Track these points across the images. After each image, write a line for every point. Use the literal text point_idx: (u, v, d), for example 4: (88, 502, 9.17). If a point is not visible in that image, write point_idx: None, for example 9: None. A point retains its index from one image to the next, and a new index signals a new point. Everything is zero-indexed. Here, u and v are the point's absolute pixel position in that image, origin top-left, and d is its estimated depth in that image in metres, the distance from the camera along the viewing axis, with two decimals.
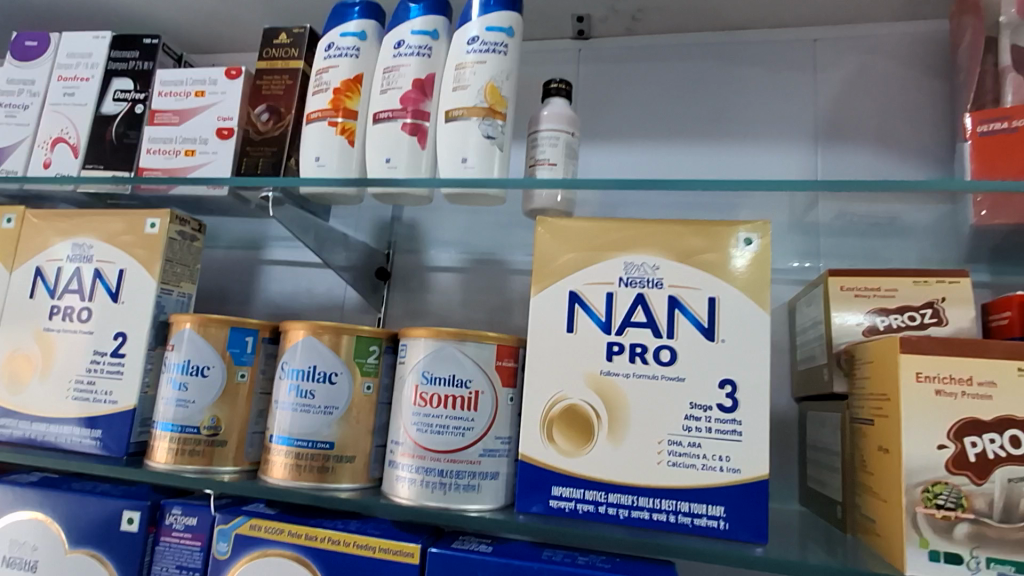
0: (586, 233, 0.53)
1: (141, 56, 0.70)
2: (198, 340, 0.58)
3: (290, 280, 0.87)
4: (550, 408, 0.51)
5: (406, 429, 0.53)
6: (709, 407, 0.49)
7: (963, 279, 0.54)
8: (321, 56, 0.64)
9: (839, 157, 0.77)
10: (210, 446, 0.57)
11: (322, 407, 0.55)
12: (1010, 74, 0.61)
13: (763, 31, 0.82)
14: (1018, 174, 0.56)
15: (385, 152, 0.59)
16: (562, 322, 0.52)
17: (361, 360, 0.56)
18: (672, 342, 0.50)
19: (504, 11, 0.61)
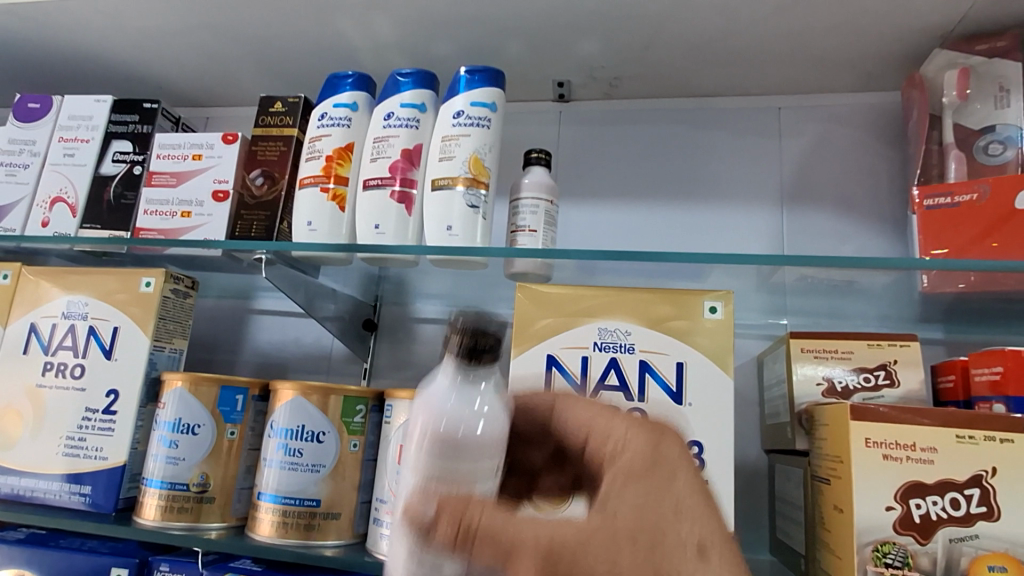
0: (563, 299, 0.57)
1: (140, 120, 0.73)
2: (189, 399, 0.60)
3: (279, 329, 0.89)
4: None
5: (391, 488, 0.55)
6: None
7: (912, 343, 0.58)
8: (314, 124, 0.68)
9: (803, 219, 0.82)
10: (199, 503, 0.59)
11: (310, 465, 0.57)
12: (953, 151, 0.66)
13: (730, 98, 0.88)
14: (961, 246, 0.61)
15: (374, 219, 0.63)
16: (539, 385, 0.55)
17: (348, 419, 0.59)
18: (643, 405, 0.53)
19: (487, 87, 0.65)
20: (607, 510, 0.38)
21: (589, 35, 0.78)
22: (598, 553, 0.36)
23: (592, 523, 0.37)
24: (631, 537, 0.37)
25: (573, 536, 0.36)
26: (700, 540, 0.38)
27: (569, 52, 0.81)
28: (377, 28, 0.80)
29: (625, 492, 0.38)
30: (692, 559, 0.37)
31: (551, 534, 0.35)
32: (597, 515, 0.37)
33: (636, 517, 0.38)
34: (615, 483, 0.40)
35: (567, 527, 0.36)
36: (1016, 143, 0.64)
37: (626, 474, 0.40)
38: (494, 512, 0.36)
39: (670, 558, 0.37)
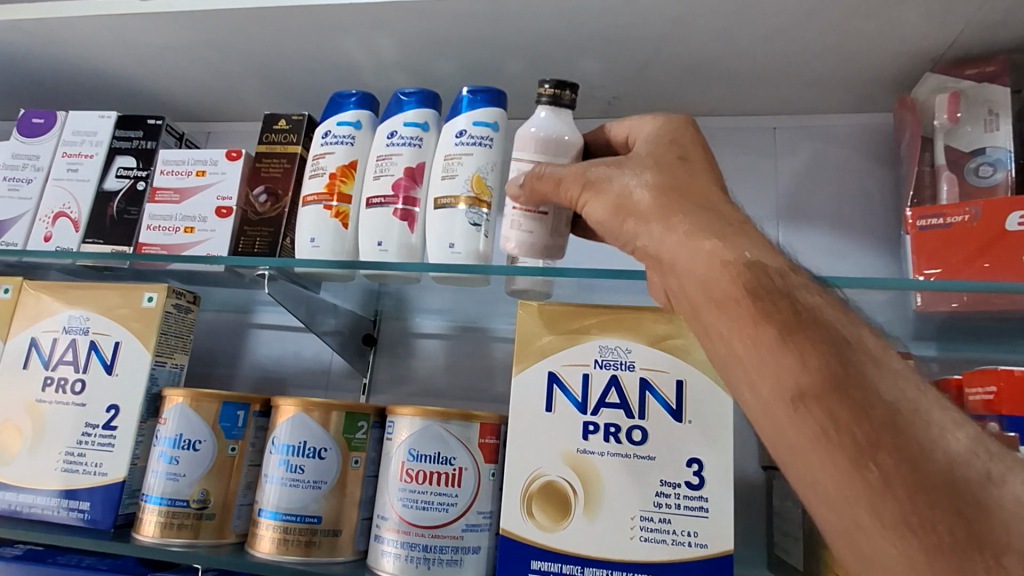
0: (563, 317, 0.57)
1: (144, 135, 0.74)
2: (190, 414, 0.61)
3: (278, 344, 0.90)
4: (529, 484, 0.54)
5: (392, 504, 0.55)
6: (679, 485, 0.52)
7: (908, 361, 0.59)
8: (318, 142, 0.69)
9: (798, 237, 0.83)
10: (198, 519, 0.59)
11: (311, 482, 0.57)
12: (945, 172, 0.68)
13: (726, 118, 0.89)
14: (953, 266, 0.62)
15: (377, 236, 0.63)
16: (540, 402, 0.55)
17: (350, 435, 0.59)
18: (643, 422, 0.54)
19: (490, 107, 0.66)
20: (718, 220, 0.47)
21: (589, 56, 0.79)
22: (807, 361, 0.39)
23: (672, 211, 0.48)
24: (800, 282, 0.43)
25: (759, 341, 0.41)
26: (918, 390, 0.39)
27: (569, 71, 0.83)
28: (380, 47, 0.81)
29: (844, 317, 0.41)
30: (909, 396, 0.38)
31: (707, 256, 0.45)
32: (828, 316, 0.41)
33: (695, 196, 0.50)
34: (669, 178, 0.51)
35: (713, 241, 0.45)
36: (1006, 166, 0.65)
37: (699, 184, 0.51)
38: (593, 171, 0.53)
39: (888, 384, 0.38)
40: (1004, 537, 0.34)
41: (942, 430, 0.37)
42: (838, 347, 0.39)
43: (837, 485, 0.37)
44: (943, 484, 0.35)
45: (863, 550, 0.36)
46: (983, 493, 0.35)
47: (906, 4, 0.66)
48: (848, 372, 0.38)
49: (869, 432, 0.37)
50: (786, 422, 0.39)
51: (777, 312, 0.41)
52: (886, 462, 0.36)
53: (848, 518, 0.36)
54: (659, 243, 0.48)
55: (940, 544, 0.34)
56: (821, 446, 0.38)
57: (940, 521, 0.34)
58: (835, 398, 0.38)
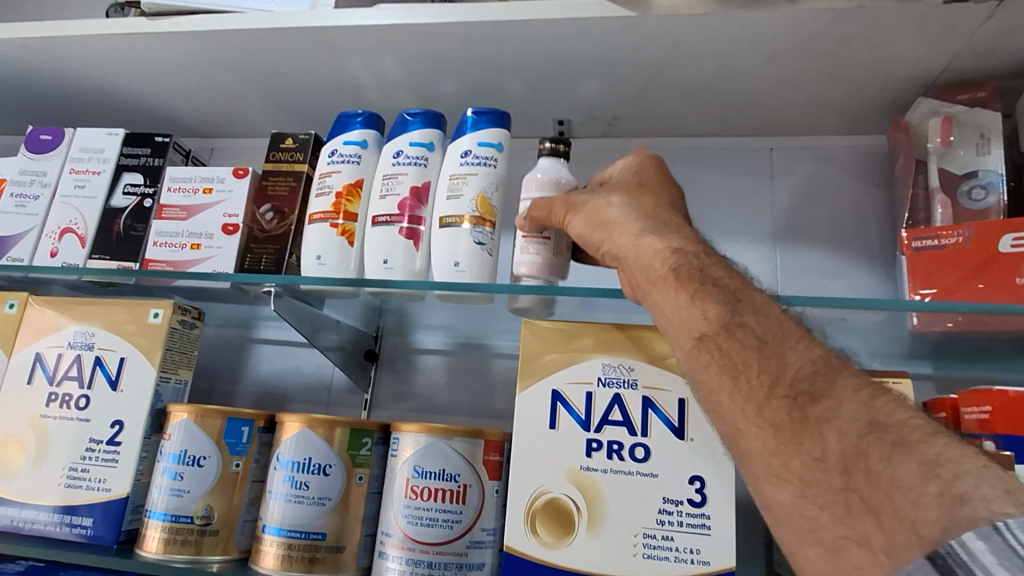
0: (566, 335, 0.58)
1: (152, 153, 0.75)
2: (194, 430, 0.61)
3: (280, 359, 0.90)
4: (533, 502, 0.54)
5: (396, 521, 0.55)
6: (681, 502, 0.53)
7: (905, 378, 0.60)
8: (324, 161, 0.70)
9: (795, 256, 0.84)
10: (201, 535, 0.59)
11: (316, 498, 0.57)
12: (940, 195, 0.69)
13: (724, 139, 0.91)
14: (948, 287, 0.63)
15: (382, 254, 0.64)
16: (545, 419, 0.56)
17: (354, 452, 0.59)
18: (646, 440, 0.55)
19: (494, 128, 0.67)
20: (666, 226, 0.54)
21: (590, 78, 0.81)
22: (713, 321, 0.45)
23: (636, 221, 0.55)
24: (724, 268, 0.48)
25: (680, 309, 0.47)
26: (816, 348, 0.43)
27: (570, 93, 0.84)
28: (385, 68, 0.82)
29: (758, 294, 0.46)
30: (802, 351, 0.42)
31: (650, 249, 0.51)
32: (742, 291, 0.47)
33: (659, 213, 0.56)
34: (644, 200, 0.57)
35: (656, 240, 0.52)
36: (998, 189, 0.67)
37: (665, 205, 0.57)
38: (579, 195, 0.59)
39: (783, 340, 0.43)
40: (864, 455, 0.36)
41: (827, 377, 0.40)
42: (742, 312, 0.45)
43: (734, 418, 0.42)
44: (818, 414, 0.39)
45: (755, 472, 0.40)
46: (853, 422, 0.38)
47: (900, 32, 0.68)
48: (746, 329, 0.44)
49: (759, 372, 0.42)
50: (699, 371, 0.44)
51: (697, 285, 0.47)
52: (769, 395, 0.41)
53: (744, 447, 0.41)
54: (621, 246, 0.53)
55: (810, 462, 0.38)
56: (724, 388, 0.43)
57: (811, 442, 0.38)
58: (734, 348, 0.43)
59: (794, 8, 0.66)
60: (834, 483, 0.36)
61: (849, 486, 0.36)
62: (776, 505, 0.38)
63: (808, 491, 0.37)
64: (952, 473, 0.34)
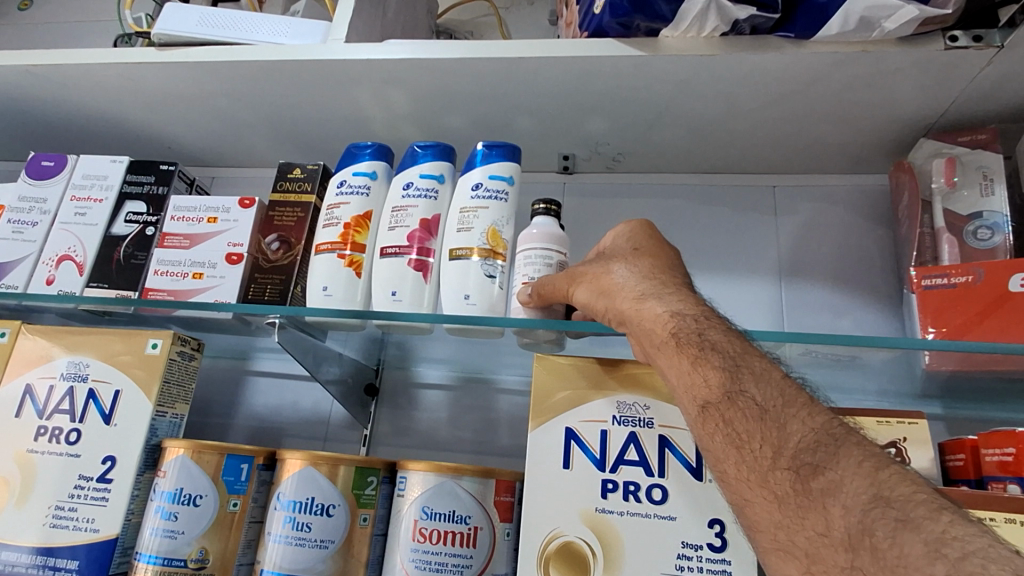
0: (578, 372, 0.57)
1: (157, 181, 0.74)
2: (191, 467, 0.58)
3: (277, 393, 0.88)
4: (546, 545, 0.52)
5: (403, 566, 0.53)
6: (701, 546, 0.51)
7: (921, 419, 0.57)
8: (333, 192, 0.69)
9: (801, 292, 0.84)
10: None
11: (318, 541, 0.55)
12: (945, 234, 0.70)
13: (728, 176, 0.92)
14: (961, 325, 0.63)
15: (390, 286, 0.63)
16: (558, 458, 0.54)
17: (359, 491, 0.57)
18: (663, 480, 0.53)
19: (505, 161, 0.67)
20: (665, 288, 0.52)
21: (597, 114, 0.81)
22: (715, 388, 0.43)
23: (637, 285, 0.53)
24: (724, 329, 0.46)
25: (682, 375, 0.45)
26: (819, 415, 0.40)
27: (577, 129, 0.85)
28: (394, 101, 0.83)
29: (760, 358, 0.44)
30: (803, 419, 0.40)
31: (652, 315, 0.49)
32: (743, 354, 0.44)
33: (661, 275, 0.54)
34: (645, 263, 0.56)
35: (657, 304, 0.50)
36: (1003, 230, 0.67)
37: (665, 265, 0.56)
38: (580, 267, 0.58)
39: (786, 408, 0.40)
40: (868, 531, 0.34)
41: (829, 447, 0.38)
42: (744, 377, 0.43)
43: (740, 488, 0.40)
44: (822, 487, 0.36)
45: (763, 545, 0.38)
46: (857, 496, 0.35)
47: (903, 77, 0.69)
48: (747, 396, 0.41)
49: (761, 442, 0.39)
50: (704, 439, 0.42)
51: (697, 349, 0.45)
52: (772, 466, 0.38)
53: (750, 520, 0.39)
54: (623, 312, 0.52)
55: (816, 538, 0.35)
56: (729, 457, 0.41)
57: (814, 517, 0.36)
58: (737, 417, 0.41)
59: (801, 52, 0.67)
60: (839, 560, 0.34)
61: (853, 565, 0.34)
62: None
63: (814, 568, 0.35)
64: (959, 553, 0.31)
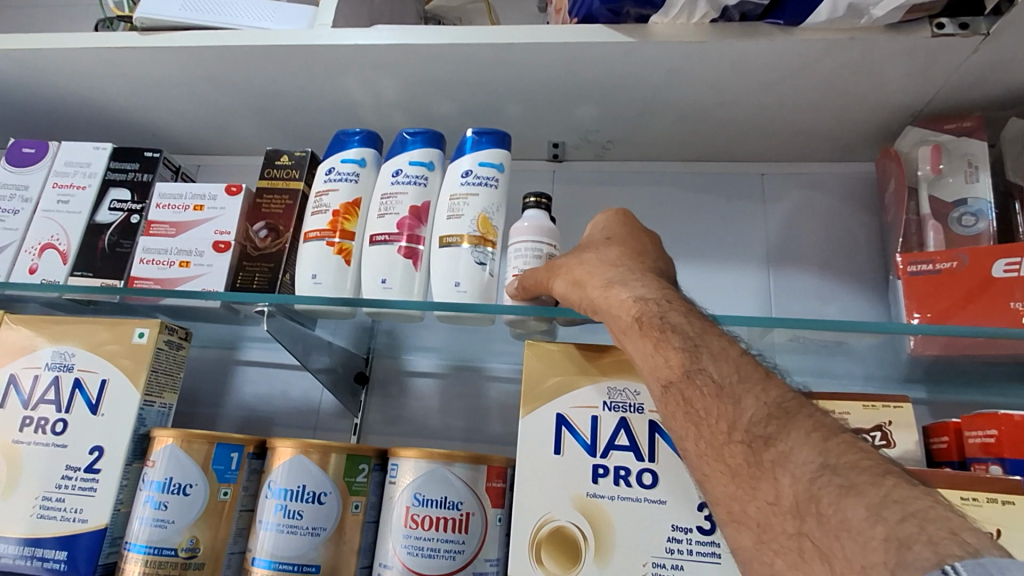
0: (568, 359, 0.57)
1: (141, 168, 0.73)
2: (180, 456, 0.58)
3: (265, 381, 0.87)
4: (538, 530, 0.53)
5: (395, 552, 0.53)
6: (690, 529, 0.51)
7: (905, 403, 0.58)
8: (321, 179, 0.68)
9: (789, 279, 0.85)
10: (184, 570, 0.55)
11: (310, 528, 0.55)
12: (930, 221, 0.70)
13: (717, 163, 0.92)
14: (946, 311, 0.64)
15: (380, 273, 0.62)
16: (549, 444, 0.55)
17: (350, 479, 0.57)
18: (653, 465, 0.53)
19: (495, 148, 0.67)
20: (630, 273, 0.52)
21: (586, 102, 0.81)
22: (675, 368, 0.43)
23: (607, 272, 0.53)
24: (685, 312, 0.46)
25: (646, 357, 0.45)
26: (774, 389, 0.40)
27: (566, 116, 0.85)
28: (382, 88, 0.82)
29: (719, 337, 0.44)
30: (758, 394, 0.40)
31: (615, 301, 0.49)
32: (703, 334, 0.44)
33: (626, 261, 0.54)
34: (615, 251, 0.56)
35: (623, 290, 0.50)
36: (987, 216, 0.68)
37: (634, 253, 0.56)
38: (558, 259, 0.58)
39: (741, 384, 0.40)
40: (815, 498, 0.34)
41: (780, 420, 0.38)
42: (703, 357, 0.43)
43: (701, 464, 0.40)
44: (773, 458, 0.36)
45: (721, 520, 0.38)
46: (805, 466, 0.35)
47: (889, 64, 0.69)
48: (705, 374, 0.41)
49: (717, 418, 0.39)
50: (667, 419, 0.43)
51: (658, 331, 0.45)
52: (726, 440, 0.38)
53: (711, 494, 0.39)
54: (593, 300, 0.52)
55: (767, 506, 0.35)
56: (689, 434, 0.41)
57: (765, 487, 0.36)
58: (695, 395, 0.41)
59: (790, 39, 0.67)
60: (786, 527, 0.34)
61: (801, 531, 0.33)
62: (739, 551, 0.36)
63: (765, 537, 0.35)
64: (898, 515, 0.31)
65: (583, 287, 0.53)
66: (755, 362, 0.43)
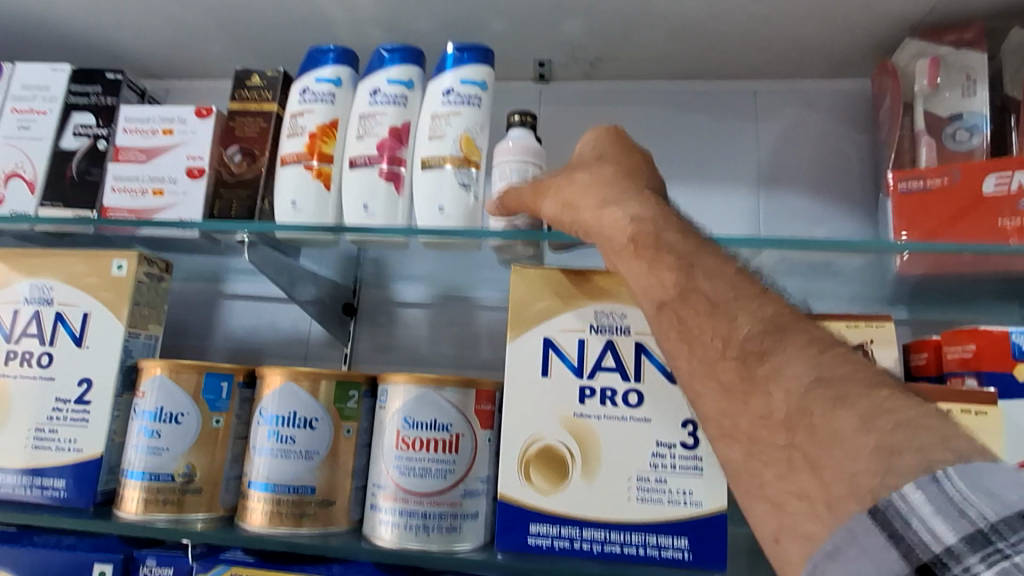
0: (555, 282, 0.57)
1: (104, 90, 0.69)
2: (170, 387, 0.58)
3: (252, 314, 0.87)
4: (527, 449, 0.54)
5: (388, 472, 0.55)
6: (674, 445, 0.53)
7: (887, 322, 0.59)
8: (295, 99, 0.65)
9: (779, 200, 0.84)
10: (183, 494, 0.57)
11: (303, 452, 0.56)
12: (924, 138, 0.69)
13: (710, 81, 0.89)
14: (933, 228, 0.63)
15: (362, 198, 0.61)
16: (537, 367, 0.55)
17: (341, 405, 0.58)
18: (639, 385, 0.54)
19: (477, 64, 0.64)
20: (626, 188, 0.50)
21: (574, 15, 0.77)
22: (669, 287, 0.42)
23: (599, 190, 0.51)
24: (681, 229, 0.45)
25: (639, 277, 0.45)
26: (768, 304, 0.40)
27: (553, 31, 0.80)
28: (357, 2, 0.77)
29: (714, 254, 0.44)
30: (753, 310, 0.40)
31: (609, 221, 0.48)
32: (698, 251, 0.44)
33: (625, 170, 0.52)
34: (607, 167, 0.54)
35: (614, 208, 0.49)
36: (982, 131, 0.67)
37: (627, 170, 0.54)
38: (546, 177, 0.57)
39: (736, 300, 0.40)
40: (808, 411, 0.34)
41: (777, 334, 0.38)
42: (697, 275, 0.42)
43: (692, 380, 0.40)
44: (765, 373, 0.37)
45: (711, 432, 0.39)
46: (799, 380, 0.36)
47: None
48: (700, 292, 0.41)
49: (711, 334, 0.39)
50: (660, 337, 0.43)
51: (653, 251, 0.44)
52: (719, 356, 0.39)
53: (701, 409, 0.39)
54: (585, 221, 0.51)
55: (756, 419, 0.36)
56: (681, 351, 0.41)
57: (758, 402, 0.36)
58: (689, 313, 0.41)
59: None
60: (778, 440, 0.35)
61: (791, 443, 0.34)
62: (728, 461, 0.37)
63: (755, 449, 0.36)
64: (890, 426, 0.32)
65: (575, 208, 0.52)
66: (748, 276, 0.43)
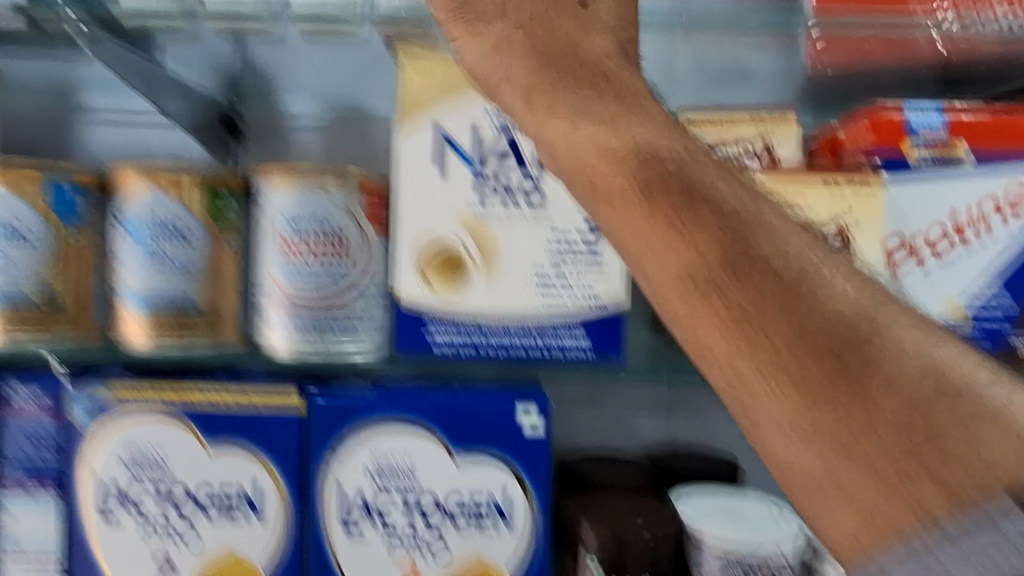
0: (446, 69, 0.52)
1: None
2: (10, 201, 0.50)
3: (114, 135, 0.69)
4: (423, 251, 0.52)
5: (275, 279, 0.51)
6: (573, 237, 0.52)
7: (791, 119, 0.57)
8: None
9: None
10: (52, 312, 0.51)
11: (175, 261, 0.51)
12: None
13: None
14: None
15: None
16: (430, 165, 0.52)
17: (215, 211, 0.52)
18: (537, 177, 0.52)
19: None
20: (610, 89, 0.38)
21: None
22: (704, 252, 0.32)
23: (572, 96, 0.38)
24: (693, 156, 0.35)
25: (644, 226, 0.33)
26: (809, 249, 0.33)
27: None
28: None
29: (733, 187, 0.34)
30: (807, 265, 0.32)
31: (589, 142, 0.36)
32: (715, 182, 0.34)
33: (592, 53, 0.40)
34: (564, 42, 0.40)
35: (594, 123, 0.36)
36: None
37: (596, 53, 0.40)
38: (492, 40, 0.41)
39: (781, 248, 0.32)
40: (925, 419, 0.28)
41: (867, 308, 0.31)
42: (730, 218, 0.32)
43: (732, 368, 0.31)
44: (862, 371, 0.29)
45: (773, 447, 0.30)
46: (902, 374, 0.29)
47: None
48: (746, 248, 0.32)
49: (761, 309, 0.30)
50: (677, 309, 0.32)
51: (668, 189, 0.33)
52: (789, 346, 0.30)
53: (757, 418, 0.31)
54: (551, 138, 0.38)
55: (859, 429, 0.29)
56: (715, 330, 0.31)
57: (860, 411, 0.29)
58: (734, 282, 0.31)
59: None
60: (888, 463, 0.28)
61: (907, 461, 0.28)
62: (811, 491, 0.30)
63: (853, 473, 0.29)
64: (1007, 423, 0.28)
65: (541, 120, 0.39)
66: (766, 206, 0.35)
